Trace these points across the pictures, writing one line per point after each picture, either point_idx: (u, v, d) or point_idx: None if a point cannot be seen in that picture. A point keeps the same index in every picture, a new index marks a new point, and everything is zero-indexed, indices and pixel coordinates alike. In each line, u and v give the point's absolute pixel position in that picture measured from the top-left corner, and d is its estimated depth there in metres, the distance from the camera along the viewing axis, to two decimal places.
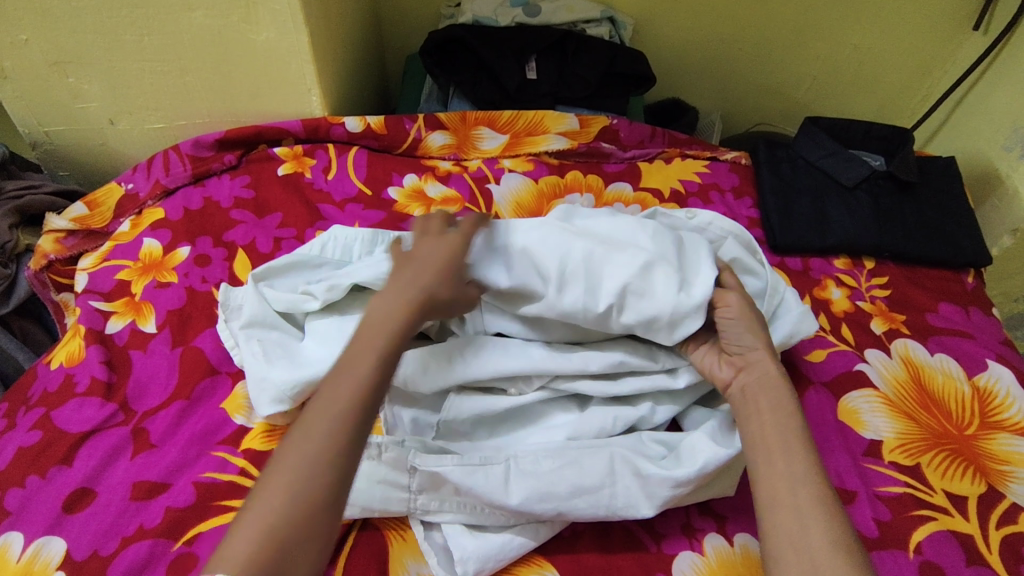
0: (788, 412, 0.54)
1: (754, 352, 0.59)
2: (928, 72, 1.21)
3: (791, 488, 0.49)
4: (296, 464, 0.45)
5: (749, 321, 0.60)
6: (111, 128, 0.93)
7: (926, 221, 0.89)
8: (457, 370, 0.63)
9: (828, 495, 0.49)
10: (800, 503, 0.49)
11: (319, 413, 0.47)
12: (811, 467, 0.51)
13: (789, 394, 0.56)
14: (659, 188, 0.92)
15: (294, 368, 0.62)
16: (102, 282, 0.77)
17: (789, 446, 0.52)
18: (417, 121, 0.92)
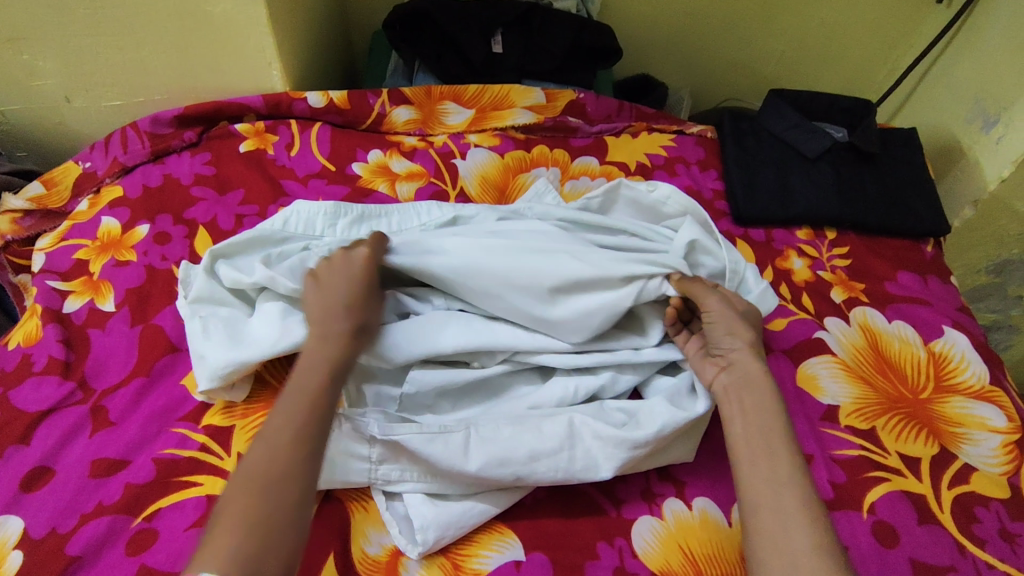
0: (772, 414, 0.56)
1: (740, 353, 0.61)
2: (894, 46, 1.22)
3: (774, 491, 0.51)
4: (251, 492, 0.47)
5: (733, 321, 0.62)
6: (67, 106, 0.90)
7: (887, 192, 0.91)
8: (421, 344, 0.63)
9: (808, 495, 0.51)
10: (782, 505, 0.50)
11: (274, 444, 0.50)
12: (792, 469, 0.52)
13: (773, 394, 0.58)
14: (626, 161, 0.92)
15: (230, 348, 0.63)
16: (59, 261, 0.75)
17: (772, 446, 0.54)
18: (380, 96, 0.91)
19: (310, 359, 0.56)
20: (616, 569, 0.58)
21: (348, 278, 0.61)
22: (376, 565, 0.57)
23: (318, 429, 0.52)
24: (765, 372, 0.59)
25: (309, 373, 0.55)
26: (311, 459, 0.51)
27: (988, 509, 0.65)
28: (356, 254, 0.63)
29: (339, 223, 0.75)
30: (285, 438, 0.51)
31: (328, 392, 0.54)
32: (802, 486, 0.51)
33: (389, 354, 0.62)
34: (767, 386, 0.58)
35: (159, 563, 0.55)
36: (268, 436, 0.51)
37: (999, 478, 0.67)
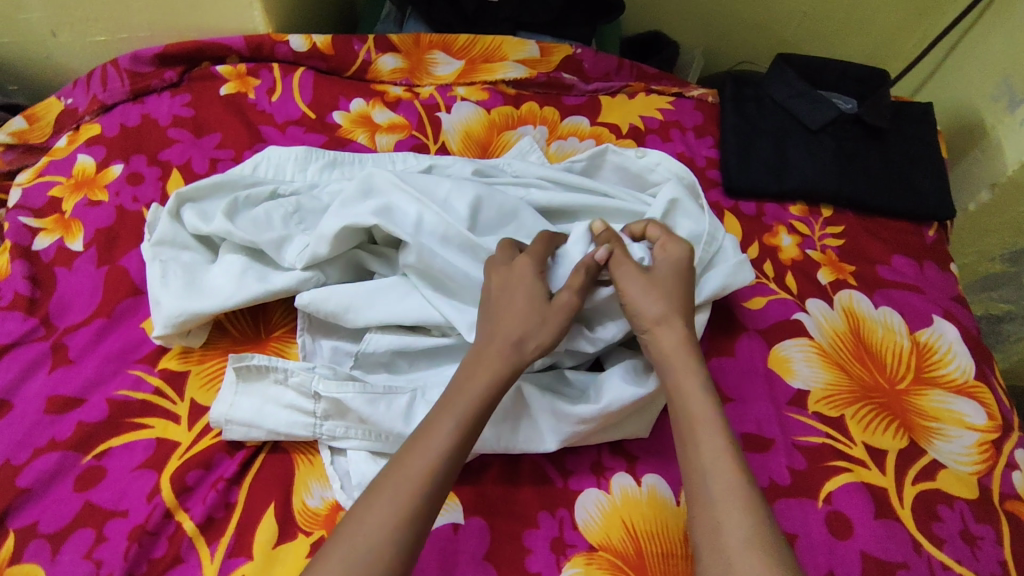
0: (695, 393, 0.53)
1: (656, 320, 0.56)
2: (926, 13, 1.14)
3: (704, 480, 0.48)
4: (351, 545, 0.43)
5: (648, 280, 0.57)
6: (53, 41, 0.89)
7: (891, 170, 0.86)
8: (376, 305, 0.62)
9: (746, 481, 0.48)
10: (713, 495, 0.47)
11: (382, 508, 0.45)
12: (722, 452, 0.49)
13: (698, 367, 0.54)
14: (618, 123, 0.88)
15: (185, 297, 0.63)
16: (34, 198, 0.76)
17: (697, 429, 0.51)
18: (366, 43, 0.88)
19: (449, 404, 0.51)
20: (553, 539, 0.57)
21: (511, 290, 0.56)
22: (316, 518, 0.57)
23: (436, 489, 0.47)
24: (685, 341, 0.55)
25: (436, 421, 0.50)
26: (416, 533, 0.45)
27: (951, 509, 0.62)
28: (517, 265, 0.58)
29: (310, 169, 0.74)
30: (396, 501, 0.45)
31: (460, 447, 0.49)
32: (736, 469, 0.48)
33: (350, 316, 0.61)
34: (689, 354, 0.55)
35: (104, 501, 0.56)
36: (377, 493, 0.46)
37: (968, 477, 0.64)
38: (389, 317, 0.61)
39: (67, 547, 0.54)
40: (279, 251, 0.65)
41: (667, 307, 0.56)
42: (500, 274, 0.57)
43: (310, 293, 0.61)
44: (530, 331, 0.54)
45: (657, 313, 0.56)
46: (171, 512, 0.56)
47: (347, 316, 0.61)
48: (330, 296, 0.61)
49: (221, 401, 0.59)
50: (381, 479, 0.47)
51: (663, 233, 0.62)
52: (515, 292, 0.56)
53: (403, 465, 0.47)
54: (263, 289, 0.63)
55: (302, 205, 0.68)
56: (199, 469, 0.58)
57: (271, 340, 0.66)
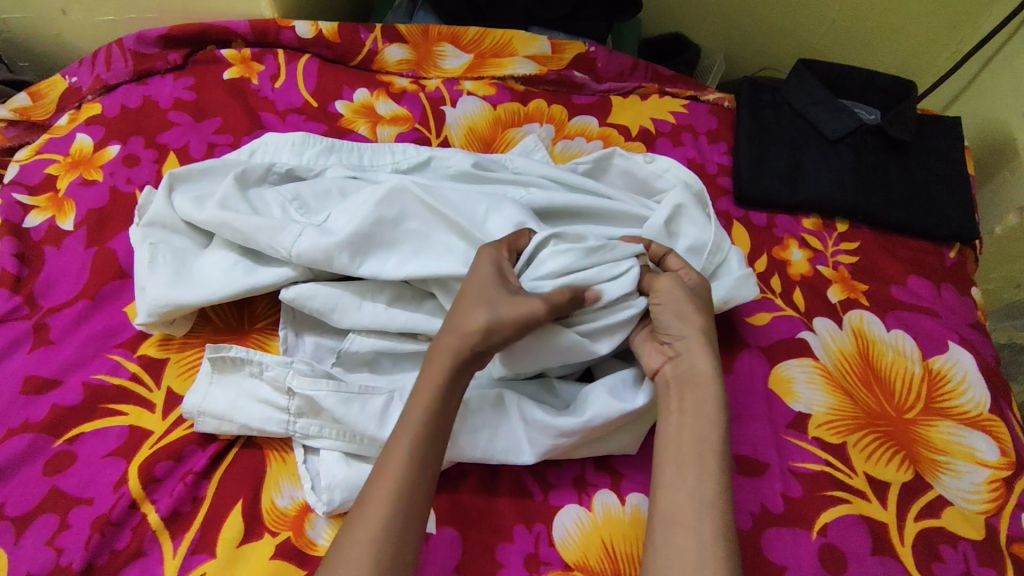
0: (707, 425, 0.50)
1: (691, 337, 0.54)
2: (960, 25, 1.09)
3: (695, 513, 0.46)
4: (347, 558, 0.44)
5: (683, 304, 0.55)
6: (63, 19, 0.89)
7: (912, 186, 0.82)
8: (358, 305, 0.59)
9: (729, 530, 0.46)
10: (701, 532, 0.45)
11: (357, 540, 0.44)
12: (716, 493, 0.47)
13: (718, 399, 0.52)
14: (628, 125, 0.85)
15: (172, 286, 0.60)
16: (30, 175, 0.75)
17: (704, 459, 0.49)
18: (373, 32, 0.86)
19: (404, 418, 0.50)
20: (528, 555, 0.55)
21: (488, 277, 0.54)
22: (284, 518, 0.55)
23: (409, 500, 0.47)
24: (713, 365, 0.53)
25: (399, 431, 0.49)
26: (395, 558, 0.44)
27: (954, 549, 0.58)
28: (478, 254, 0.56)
29: (306, 154, 0.71)
30: (368, 531, 0.45)
31: (425, 462, 0.48)
32: (725, 516, 0.46)
33: (335, 317, 0.58)
34: (709, 385, 0.52)
35: (70, 487, 0.55)
36: (352, 524, 0.46)
37: (976, 517, 0.61)
38: (374, 320, 0.58)
39: (29, 532, 0.53)
40: (272, 235, 0.59)
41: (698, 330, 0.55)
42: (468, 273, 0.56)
43: (294, 288, 0.59)
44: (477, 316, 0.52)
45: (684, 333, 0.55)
46: (137, 503, 0.55)
47: (332, 317, 0.59)
48: (316, 293, 0.58)
49: (195, 391, 0.57)
50: (367, 514, 0.46)
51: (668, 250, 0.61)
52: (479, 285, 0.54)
53: (369, 495, 0.47)
54: (251, 280, 0.60)
55: (305, 189, 0.65)
56: (170, 460, 0.57)
57: (253, 333, 0.65)
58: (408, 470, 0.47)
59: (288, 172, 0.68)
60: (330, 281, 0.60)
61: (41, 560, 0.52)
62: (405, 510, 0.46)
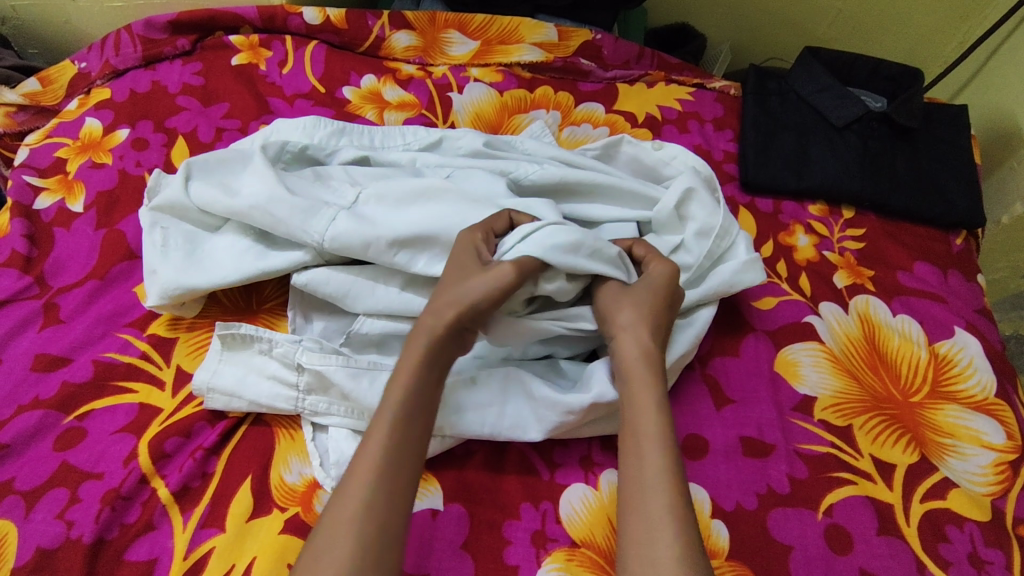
0: (651, 403, 0.50)
1: (624, 326, 0.54)
2: (967, 15, 1.09)
3: (642, 491, 0.46)
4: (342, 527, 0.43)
5: (620, 297, 0.56)
6: (72, 5, 0.90)
7: (918, 173, 0.83)
8: (368, 288, 0.59)
9: (678, 505, 0.45)
10: (647, 512, 0.45)
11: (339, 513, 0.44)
12: (660, 472, 0.46)
13: (656, 381, 0.52)
14: (634, 112, 0.85)
15: (185, 270, 0.60)
16: (40, 158, 0.76)
17: (639, 442, 0.48)
18: (380, 19, 0.87)
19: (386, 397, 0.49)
20: (534, 532, 0.55)
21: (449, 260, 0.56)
22: (292, 494, 0.55)
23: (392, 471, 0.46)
24: (643, 350, 0.53)
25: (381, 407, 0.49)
26: (380, 532, 0.43)
27: (960, 530, 0.58)
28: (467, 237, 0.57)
29: (317, 135, 0.70)
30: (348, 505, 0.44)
31: (406, 444, 0.47)
32: (675, 493, 0.45)
33: (349, 301, 0.59)
34: (652, 368, 0.52)
35: (81, 462, 0.56)
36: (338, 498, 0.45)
37: (982, 499, 0.61)
38: (389, 305, 0.58)
39: (39, 506, 0.53)
40: (305, 217, 0.59)
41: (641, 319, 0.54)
42: (452, 257, 0.57)
43: (307, 273, 0.59)
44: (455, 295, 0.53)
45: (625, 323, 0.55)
46: (147, 479, 0.55)
47: (346, 302, 0.59)
48: (330, 278, 0.59)
49: (204, 368, 0.58)
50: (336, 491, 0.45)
51: (651, 252, 0.60)
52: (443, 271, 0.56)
53: (351, 476, 0.45)
54: (265, 264, 0.60)
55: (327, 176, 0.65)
56: (179, 437, 0.57)
57: (262, 313, 0.65)
58: (389, 453, 0.46)
59: (301, 152, 0.67)
60: (343, 265, 0.60)
61: (52, 533, 0.52)
62: (389, 494, 0.45)
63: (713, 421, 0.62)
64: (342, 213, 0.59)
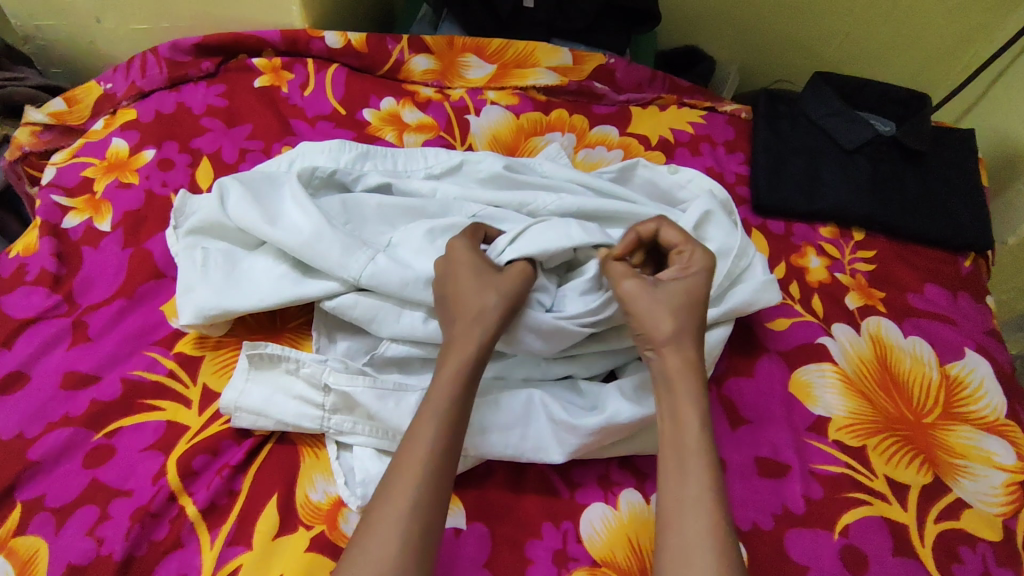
0: (691, 415, 0.50)
1: (667, 339, 0.53)
2: (972, 40, 1.12)
3: (682, 511, 0.46)
4: (390, 532, 0.44)
5: (656, 303, 0.54)
6: (98, 26, 0.92)
7: (928, 196, 0.84)
8: (395, 318, 0.60)
9: (722, 523, 0.46)
10: (688, 530, 0.45)
11: (385, 516, 0.45)
12: (706, 489, 0.47)
13: (697, 393, 0.51)
14: (648, 135, 0.87)
15: (221, 291, 0.62)
16: (67, 177, 0.77)
17: (684, 458, 0.49)
18: (400, 42, 0.89)
19: (430, 401, 0.50)
20: (556, 551, 0.56)
21: (469, 264, 0.56)
22: (318, 512, 0.56)
23: (438, 478, 0.47)
24: (690, 363, 0.53)
25: (422, 418, 0.49)
26: (424, 539, 0.45)
27: (973, 551, 0.59)
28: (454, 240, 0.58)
29: (342, 158, 0.72)
30: (394, 511, 0.45)
31: (449, 448, 0.48)
32: (716, 510, 0.46)
33: (374, 326, 0.60)
34: (694, 380, 0.52)
35: (110, 479, 0.57)
36: (383, 500, 0.46)
37: (994, 519, 0.62)
38: (412, 332, 0.59)
39: (71, 523, 0.54)
40: (344, 254, 0.60)
41: (673, 328, 0.53)
42: (447, 257, 0.57)
43: (335, 299, 0.60)
44: (480, 306, 0.54)
45: (655, 329, 0.53)
46: (176, 496, 0.56)
47: (372, 326, 0.60)
48: (357, 303, 0.60)
49: (232, 387, 0.59)
50: (377, 495, 0.46)
51: (681, 236, 0.59)
52: (458, 275, 0.56)
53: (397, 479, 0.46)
54: (300, 292, 0.61)
55: (360, 203, 0.66)
56: (206, 455, 0.58)
57: (286, 331, 0.66)
58: (430, 459, 0.47)
59: (329, 176, 0.69)
60: (368, 291, 0.61)
61: (83, 549, 0.53)
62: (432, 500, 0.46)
63: (728, 441, 0.63)
64: (379, 252, 0.61)
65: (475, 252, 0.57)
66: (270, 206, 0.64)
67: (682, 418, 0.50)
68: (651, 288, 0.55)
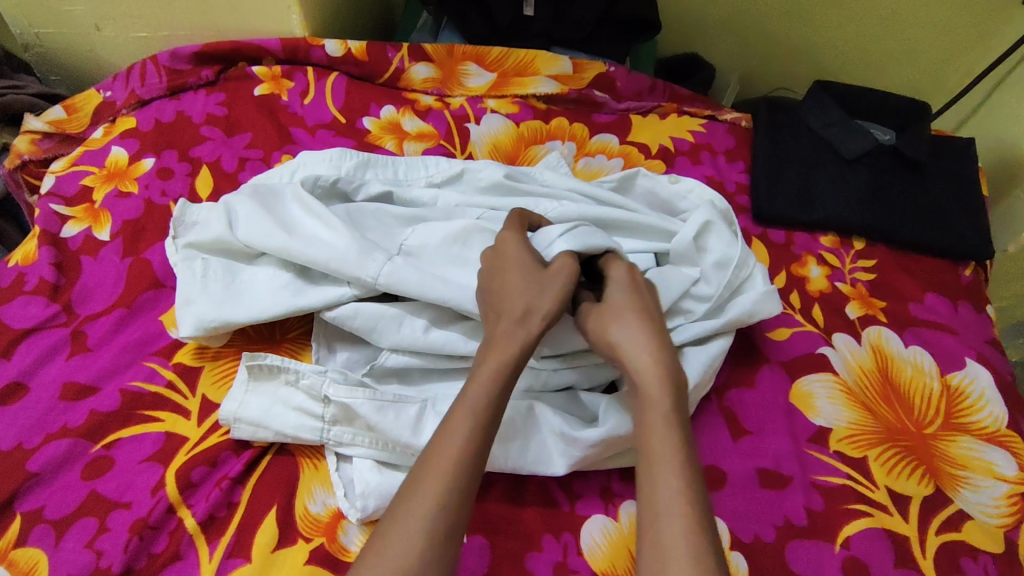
0: (660, 409, 0.47)
1: (621, 342, 0.51)
2: (971, 48, 1.12)
3: (653, 510, 0.43)
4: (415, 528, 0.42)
5: (607, 318, 0.53)
6: (97, 34, 0.92)
7: (928, 205, 0.84)
8: (396, 329, 0.59)
9: (695, 517, 0.42)
10: (659, 540, 0.41)
11: (411, 511, 0.42)
12: (676, 484, 0.43)
13: (665, 385, 0.48)
14: (648, 143, 0.87)
15: (222, 302, 0.62)
16: (66, 186, 0.77)
17: (656, 462, 0.45)
18: (400, 51, 0.89)
19: (465, 397, 0.48)
20: (556, 564, 0.56)
21: (518, 262, 0.55)
22: (317, 525, 0.56)
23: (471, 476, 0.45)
24: (656, 360, 0.49)
25: (456, 413, 0.47)
26: (449, 539, 0.42)
27: (975, 562, 0.59)
28: (505, 236, 0.58)
29: (344, 167, 0.72)
30: (423, 506, 0.43)
31: (485, 443, 0.46)
32: (689, 516, 0.42)
33: (374, 337, 0.59)
34: (661, 372, 0.48)
35: (109, 491, 0.56)
36: (411, 494, 0.43)
37: (996, 531, 0.61)
38: (412, 344, 0.59)
39: (69, 536, 0.54)
40: (346, 263, 0.59)
41: (628, 330, 0.51)
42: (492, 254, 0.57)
43: (334, 309, 0.60)
44: (531, 303, 0.52)
45: (613, 338, 0.52)
46: (174, 508, 0.56)
47: (372, 336, 0.60)
48: (357, 313, 0.60)
49: (231, 399, 0.58)
50: (404, 490, 0.44)
51: (610, 259, 0.58)
52: (506, 272, 0.55)
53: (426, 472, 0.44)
54: (302, 301, 0.60)
55: (364, 211, 0.66)
56: (205, 466, 0.58)
57: (286, 342, 0.66)
58: (465, 453, 0.45)
59: (332, 185, 0.68)
60: (369, 302, 0.60)
61: (81, 562, 0.53)
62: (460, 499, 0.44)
63: (730, 452, 0.63)
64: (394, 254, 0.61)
65: (523, 248, 0.56)
66: (274, 214, 0.64)
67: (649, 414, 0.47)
68: (594, 312, 0.54)
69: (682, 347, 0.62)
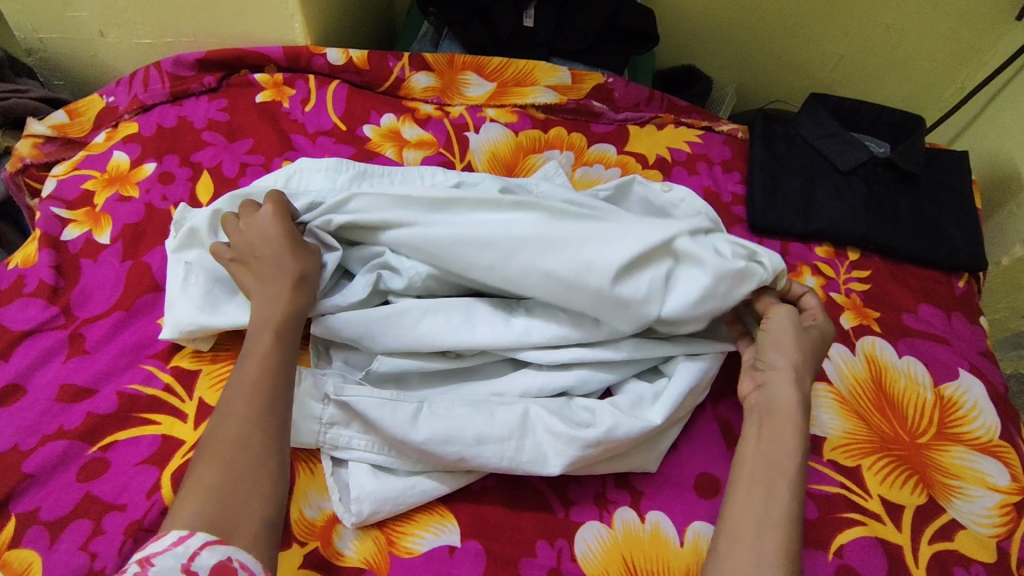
0: (790, 448, 0.51)
1: (793, 369, 0.55)
2: (966, 62, 1.13)
3: (759, 529, 0.46)
4: (222, 446, 0.48)
5: (785, 336, 0.57)
6: (102, 40, 0.93)
7: (921, 217, 0.85)
8: (399, 336, 0.60)
9: (792, 548, 0.46)
10: (765, 550, 0.45)
11: (225, 432, 0.48)
12: (786, 513, 0.47)
13: (799, 427, 0.52)
14: (644, 153, 0.88)
15: (205, 306, 0.62)
16: (67, 190, 0.78)
17: (773, 483, 0.49)
18: (401, 60, 0.90)
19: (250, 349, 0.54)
20: (550, 570, 0.56)
21: (265, 237, 0.60)
22: (313, 529, 0.56)
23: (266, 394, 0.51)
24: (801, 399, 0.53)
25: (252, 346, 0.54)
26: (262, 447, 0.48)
27: (967, 571, 0.59)
28: (261, 213, 0.61)
29: (340, 178, 0.72)
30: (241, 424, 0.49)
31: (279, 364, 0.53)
32: (790, 538, 0.46)
33: (365, 344, 0.60)
34: (798, 416, 0.52)
35: (104, 493, 0.56)
36: (222, 416, 0.50)
37: (988, 541, 0.61)
38: (405, 342, 0.60)
39: (63, 537, 0.54)
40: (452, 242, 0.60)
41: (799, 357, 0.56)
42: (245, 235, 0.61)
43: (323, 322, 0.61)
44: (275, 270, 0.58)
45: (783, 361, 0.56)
46: (169, 511, 0.55)
47: (362, 344, 0.60)
48: (347, 323, 0.60)
49: None
50: (218, 412, 0.50)
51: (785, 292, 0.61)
52: (259, 241, 0.60)
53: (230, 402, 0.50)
54: None
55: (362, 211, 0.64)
56: None
57: None
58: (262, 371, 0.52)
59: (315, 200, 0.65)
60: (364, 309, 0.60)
61: (75, 563, 0.53)
62: (265, 424, 0.49)
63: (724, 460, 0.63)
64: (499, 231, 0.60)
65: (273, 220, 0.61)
66: None
67: (778, 443, 0.51)
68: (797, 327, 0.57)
69: (675, 356, 0.62)
